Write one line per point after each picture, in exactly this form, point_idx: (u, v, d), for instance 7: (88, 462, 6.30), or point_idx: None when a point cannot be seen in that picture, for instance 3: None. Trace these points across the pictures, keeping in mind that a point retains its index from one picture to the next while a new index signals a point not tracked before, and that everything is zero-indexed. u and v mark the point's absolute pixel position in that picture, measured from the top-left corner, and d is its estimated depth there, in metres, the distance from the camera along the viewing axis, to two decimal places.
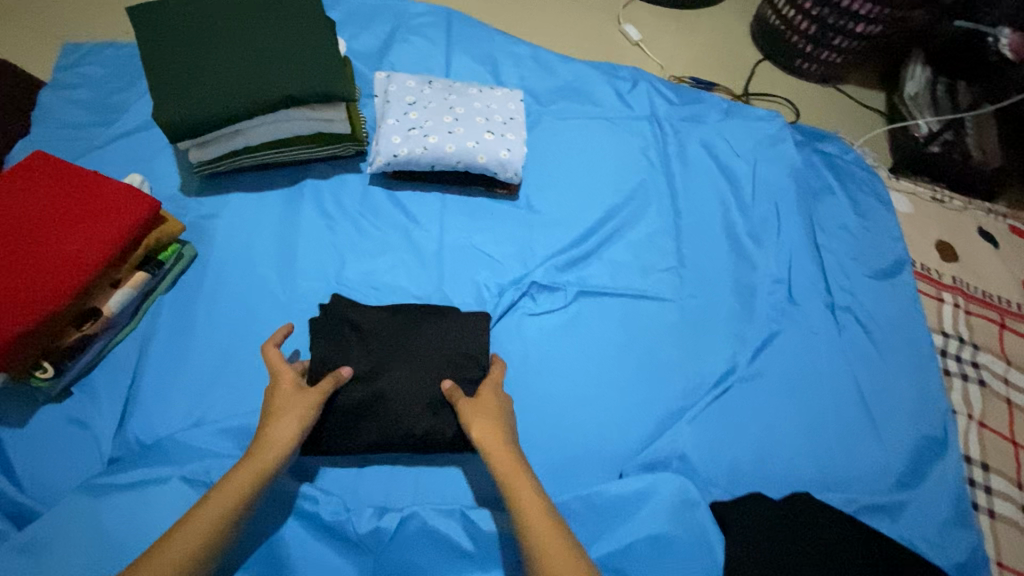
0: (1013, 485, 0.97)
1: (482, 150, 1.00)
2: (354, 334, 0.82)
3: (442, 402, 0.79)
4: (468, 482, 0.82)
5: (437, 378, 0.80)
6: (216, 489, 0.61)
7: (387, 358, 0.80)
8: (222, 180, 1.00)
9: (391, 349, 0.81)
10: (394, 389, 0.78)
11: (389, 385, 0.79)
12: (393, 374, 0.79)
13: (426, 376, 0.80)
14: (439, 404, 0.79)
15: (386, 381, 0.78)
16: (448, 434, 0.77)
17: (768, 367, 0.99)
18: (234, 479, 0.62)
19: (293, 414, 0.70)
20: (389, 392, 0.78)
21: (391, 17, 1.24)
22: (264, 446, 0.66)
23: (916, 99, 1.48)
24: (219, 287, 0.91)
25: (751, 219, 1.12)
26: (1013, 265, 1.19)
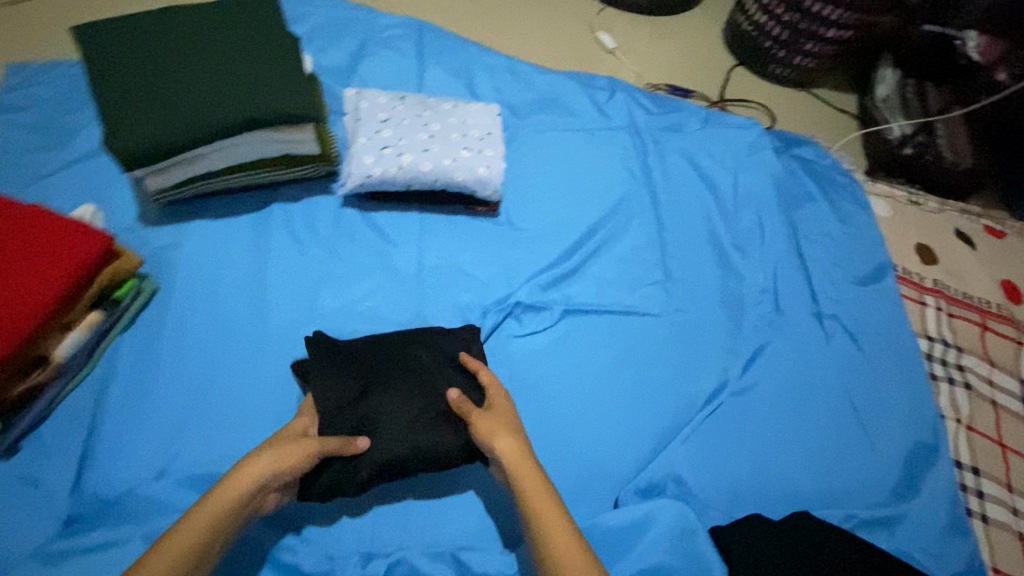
0: (1004, 488, 0.97)
1: (459, 168, 0.96)
2: (346, 353, 0.78)
3: (447, 413, 0.74)
4: (458, 519, 0.77)
5: (439, 391, 0.75)
6: (189, 514, 0.56)
7: (383, 374, 0.76)
8: (186, 208, 0.94)
9: (382, 376, 0.76)
10: (393, 407, 0.74)
11: (389, 401, 0.74)
12: (391, 391, 0.75)
13: (426, 391, 0.75)
14: (444, 415, 0.74)
15: (385, 398, 0.74)
16: (456, 445, 0.73)
17: (758, 381, 0.97)
18: (210, 504, 0.57)
19: (275, 449, 0.64)
20: (388, 409, 0.73)
21: (360, 31, 1.20)
22: (244, 474, 0.61)
23: (887, 103, 1.49)
24: (184, 324, 0.86)
25: (734, 229, 1.11)
26: (990, 265, 1.20)
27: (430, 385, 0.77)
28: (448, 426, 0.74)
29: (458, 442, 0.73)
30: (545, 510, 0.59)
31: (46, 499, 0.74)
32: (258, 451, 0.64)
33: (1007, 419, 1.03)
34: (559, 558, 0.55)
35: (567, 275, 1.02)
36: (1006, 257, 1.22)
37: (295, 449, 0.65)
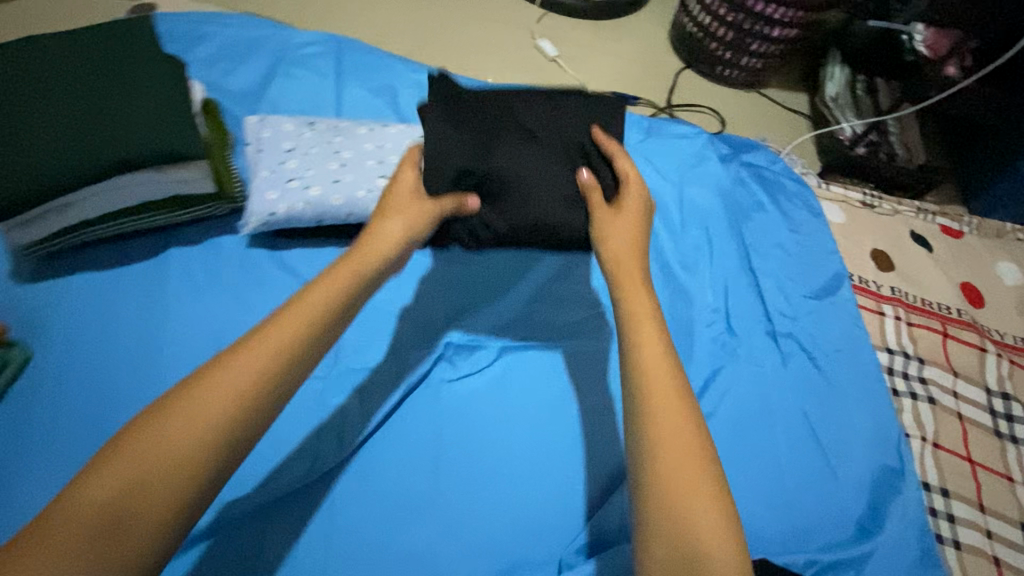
0: (975, 509, 0.91)
1: (375, 198, 0.87)
2: (461, 102, 0.79)
3: (578, 196, 0.77)
4: None
5: (566, 162, 0.77)
6: (255, 335, 0.47)
7: (501, 140, 0.77)
8: (66, 260, 0.84)
9: (510, 129, 0.78)
10: (516, 167, 0.77)
11: (511, 162, 0.77)
12: (513, 154, 0.77)
13: (554, 164, 0.77)
14: (575, 199, 0.78)
15: (506, 158, 0.77)
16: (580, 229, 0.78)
17: (713, 412, 0.90)
18: (307, 298, 0.51)
19: (358, 259, 0.57)
20: (512, 169, 0.77)
21: (270, 50, 1.10)
22: (353, 261, 0.57)
23: (838, 101, 1.45)
24: (60, 395, 0.75)
25: (681, 247, 1.05)
26: (949, 268, 1.16)
27: (574, 134, 0.79)
28: (578, 209, 0.78)
29: (581, 230, 0.79)
30: (651, 359, 0.52)
31: None
32: (323, 276, 0.54)
33: (973, 432, 0.98)
34: (672, 466, 0.46)
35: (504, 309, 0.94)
36: (964, 258, 1.18)
37: (381, 265, 0.60)
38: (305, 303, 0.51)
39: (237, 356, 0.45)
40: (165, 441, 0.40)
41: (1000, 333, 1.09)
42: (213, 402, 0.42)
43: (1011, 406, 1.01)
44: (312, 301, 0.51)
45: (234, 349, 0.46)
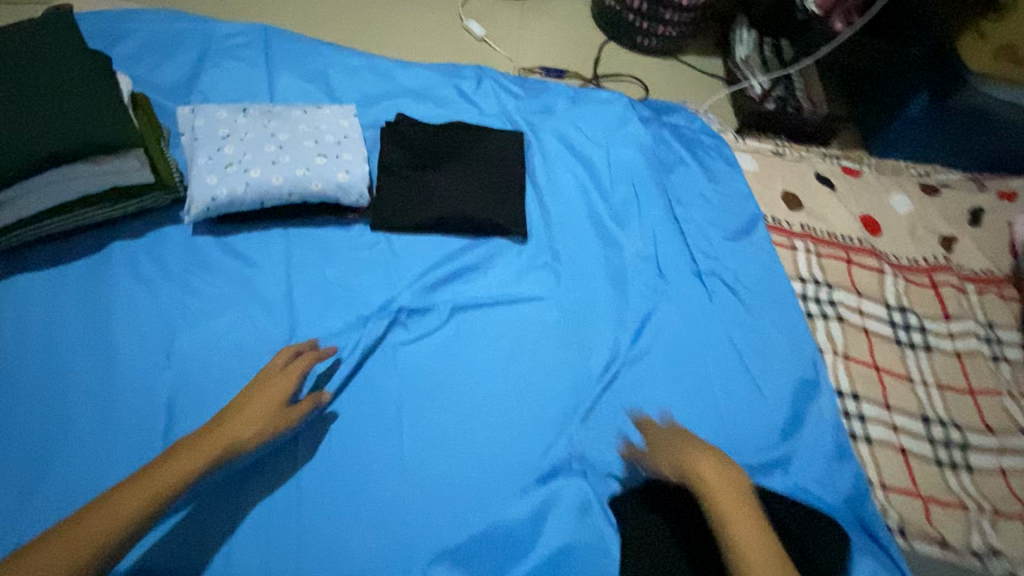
0: (883, 408, 1.03)
1: (315, 176, 0.91)
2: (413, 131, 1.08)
3: (494, 195, 1.04)
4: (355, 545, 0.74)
5: (480, 177, 1.04)
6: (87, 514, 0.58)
7: (442, 158, 1.05)
8: (5, 261, 0.84)
9: (446, 152, 1.06)
10: (446, 175, 1.03)
11: (443, 173, 1.03)
12: (446, 168, 1.04)
13: (473, 176, 1.04)
14: (488, 199, 1.03)
15: (440, 169, 1.03)
16: (494, 220, 1.02)
17: (650, 347, 0.99)
18: (144, 480, 0.62)
19: (207, 444, 0.66)
20: (442, 176, 1.02)
21: (197, 43, 1.11)
22: (203, 443, 0.66)
23: (748, 62, 1.55)
24: (18, 391, 0.76)
25: (612, 202, 1.13)
26: (850, 203, 1.29)
27: (495, 153, 1.08)
28: (493, 205, 1.03)
29: (493, 216, 1.02)
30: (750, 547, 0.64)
31: None
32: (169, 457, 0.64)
33: (878, 343, 1.11)
34: None
35: (451, 274, 0.99)
36: (863, 193, 1.31)
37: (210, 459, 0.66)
38: (157, 476, 0.62)
39: (65, 534, 0.56)
40: None
41: (896, 256, 1.23)
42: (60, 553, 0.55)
43: (908, 317, 1.15)
44: (153, 478, 0.62)
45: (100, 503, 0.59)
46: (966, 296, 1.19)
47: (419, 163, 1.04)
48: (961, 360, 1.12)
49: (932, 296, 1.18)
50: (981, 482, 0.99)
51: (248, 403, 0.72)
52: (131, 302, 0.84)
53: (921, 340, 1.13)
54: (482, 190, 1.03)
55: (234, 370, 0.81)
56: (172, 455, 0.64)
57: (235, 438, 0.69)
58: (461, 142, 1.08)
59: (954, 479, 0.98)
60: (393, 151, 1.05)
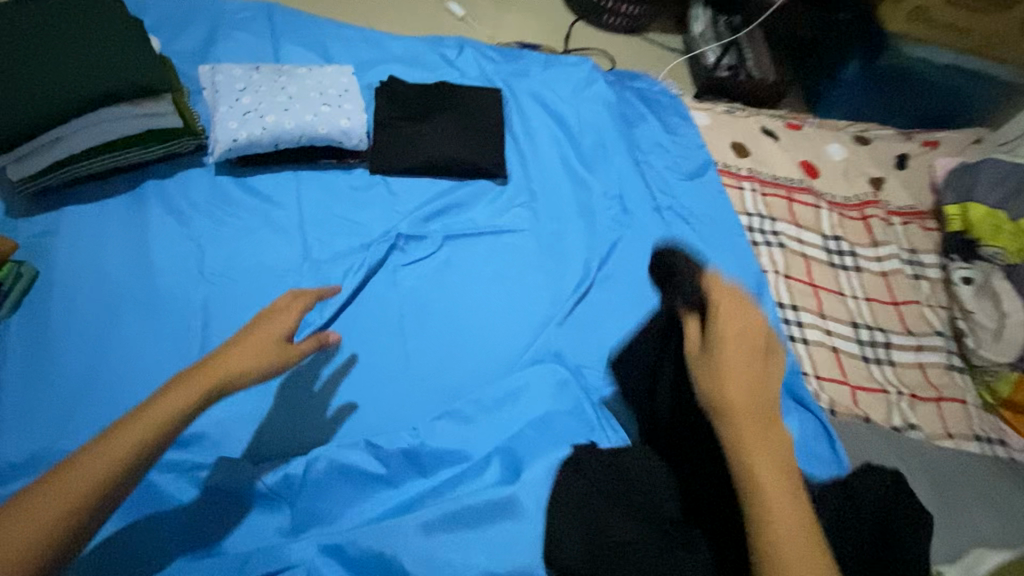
0: (818, 316, 1.20)
1: (322, 122, 1.05)
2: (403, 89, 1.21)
3: (477, 144, 1.18)
4: (364, 418, 0.85)
5: (463, 127, 1.19)
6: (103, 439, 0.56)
7: (429, 112, 1.19)
8: (53, 195, 0.96)
9: (433, 106, 1.21)
10: (436, 126, 1.17)
11: (433, 124, 1.18)
12: (433, 119, 1.18)
13: (457, 126, 1.19)
14: (472, 147, 1.17)
15: (429, 121, 1.18)
16: (482, 165, 1.16)
17: (617, 267, 1.14)
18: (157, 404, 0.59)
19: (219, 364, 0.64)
20: (433, 127, 1.17)
21: (208, 17, 1.24)
22: (213, 365, 0.64)
23: (704, 36, 1.72)
24: (72, 298, 0.87)
25: (581, 150, 1.29)
26: (792, 152, 1.46)
27: (476, 109, 1.23)
28: (477, 151, 1.17)
29: (481, 162, 1.16)
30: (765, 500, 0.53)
31: None
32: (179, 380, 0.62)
33: (815, 265, 1.28)
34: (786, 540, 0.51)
35: (442, 208, 1.13)
36: (804, 144, 1.48)
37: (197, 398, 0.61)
38: (147, 418, 0.58)
39: (93, 454, 0.55)
40: (30, 513, 0.51)
41: (832, 195, 1.40)
42: (60, 499, 0.53)
43: (840, 244, 1.32)
44: (167, 398, 0.60)
45: (93, 447, 0.56)
46: (892, 227, 1.36)
47: (411, 116, 1.18)
48: (886, 278, 1.29)
49: (862, 227, 1.35)
50: (901, 373, 1.16)
51: (240, 345, 0.66)
52: (165, 229, 0.97)
53: (852, 262, 1.29)
54: (466, 137, 1.18)
55: (259, 283, 0.96)
56: (180, 380, 0.61)
57: (242, 367, 0.65)
58: (447, 98, 1.23)
59: (878, 371, 1.15)
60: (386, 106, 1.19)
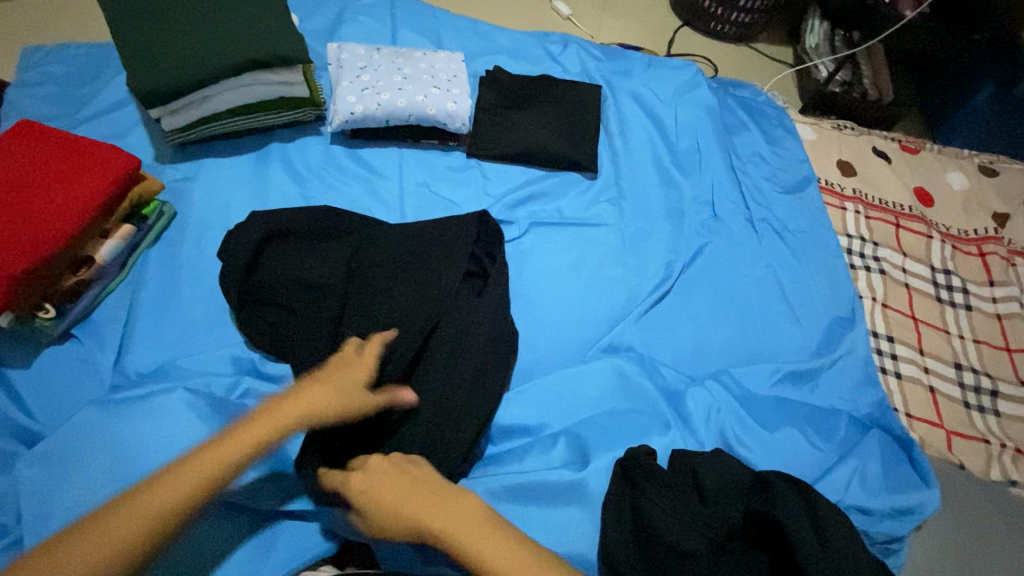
0: (915, 350, 1.11)
1: (431, 104, 1.11)
2: (499, 83, 1.24)
3: (571, 138, 1.19)
4: None
5: (560, 121, 1.20)
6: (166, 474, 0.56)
7: (527, 103, 1.22)
8: (195, 149, 1.09)
9: (533, 99, 1.23)
10: (533, 118, 1.19)
11: (527, 118, 1.19)
12: (531, 110, 1.21)
13: (555, 119, 1.20)
14: (568, 140, 1.18)
15: (526, 112, 1.20)
16: (575, 158, 1.17)
17: (701, 273, 1.11)
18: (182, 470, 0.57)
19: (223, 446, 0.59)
20: (528, 120, 1.19)
21: (338, 1, 1.35)
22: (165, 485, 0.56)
23: (818, 49, 1.60)
24: (200, 239, 0.98)
25: (676, 152, 1.26)
26: (906, 177, 1.35)
27: (575, 103, 1.23)
28: (571, 141, 1.18)
29: (569, 154, 1.17)
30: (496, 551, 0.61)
31: (95, 377, 0.84)
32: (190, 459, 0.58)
33: (918, 297, 1.18)
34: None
35: (532, 197, 1.14)
36: (919, 169, 1.37)
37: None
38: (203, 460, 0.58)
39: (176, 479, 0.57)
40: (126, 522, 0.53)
41: (947, 226, 1.29)
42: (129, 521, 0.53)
43: (951, 279, 1.21)
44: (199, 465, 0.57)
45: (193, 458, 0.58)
46: (1013, 267, 1.24)
47: (511, 107, 1.21)
48: (1000, 322, 1.17)
49: (979, 263, 1.24)
50: (1007, 426, 1.06)
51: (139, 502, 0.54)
52: (282, 188, 1.06)
53: (962, 300, 1.19)
54: (560, 129, 1.19)
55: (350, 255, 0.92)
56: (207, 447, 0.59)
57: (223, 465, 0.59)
58: (547, 89, 1.25)
59: (980, 419, 1.06)
60: (488, 94, 1.22)
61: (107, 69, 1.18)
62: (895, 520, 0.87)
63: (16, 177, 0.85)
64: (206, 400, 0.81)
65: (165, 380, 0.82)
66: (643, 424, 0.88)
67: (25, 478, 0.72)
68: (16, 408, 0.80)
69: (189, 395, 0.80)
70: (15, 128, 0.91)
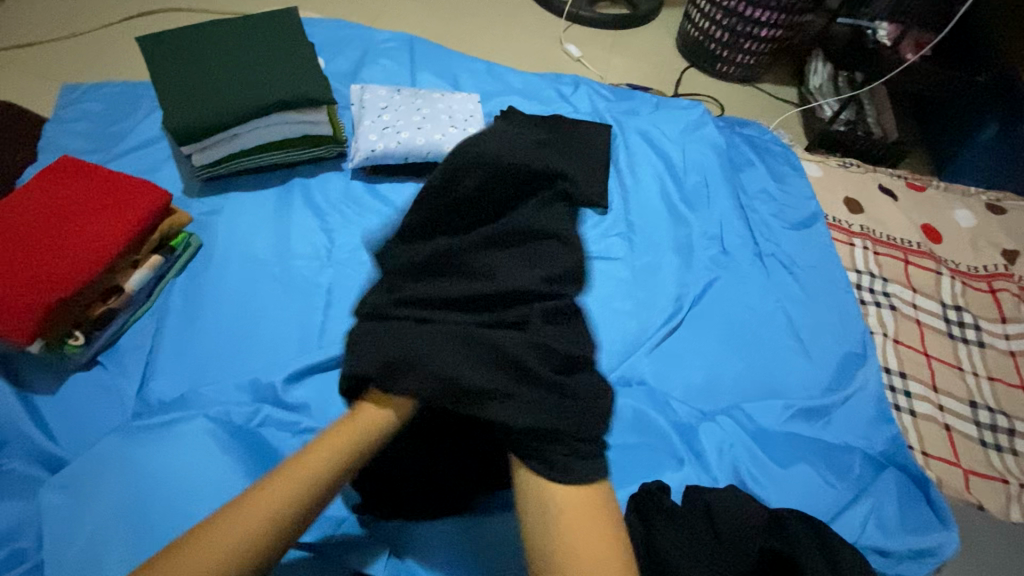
0: (929, 387, 1.11)
1: (447, 141, 1.15)
2: (511, 122, 1.28)
3: (582, 174, 1.22)
4: None
5: None
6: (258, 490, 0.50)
7: (538, 140, 1.26)
8: (221, 184, 1.14)
9: (545, 136, 1.27)
10: None
11: None
12: (542, 148, 1.25)
13: None
14: None
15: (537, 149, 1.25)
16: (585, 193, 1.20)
17: (711, 307, 1.12)
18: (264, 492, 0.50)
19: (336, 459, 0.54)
20: None
21: (360, 45, 1.42)
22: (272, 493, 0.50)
23: (821, 89, 1.65)
24: (223, 269, 1.01)
25: (684, 189, 1.29)
26: (912, 214, 1.36)
27: (586, 140, 1.27)
28: (581, 178, 1.22)
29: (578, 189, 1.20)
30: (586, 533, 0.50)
31: (118, 402, 0.87)
32: (271, 481, 0.51)
33: (930, 333, 1.18)
34: None
35: None
36: (926, 206, 1.39)
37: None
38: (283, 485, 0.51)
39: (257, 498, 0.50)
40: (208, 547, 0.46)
41: (955, 262, 1.30)
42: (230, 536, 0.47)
43: (962, 315, 1.21)
44: (289, 481, 0.51)
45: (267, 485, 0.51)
46: None
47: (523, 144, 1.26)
48: (1014, 359, 1.17)
49: (990, 300, 1.24)
50: None
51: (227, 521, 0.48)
52: (301, 221, 1.10)
53: (974, 337, 1.19)
54: (571, 165, 1.23)
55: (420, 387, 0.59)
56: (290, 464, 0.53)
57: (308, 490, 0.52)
58: (560, 127, 1.29)
59: (997, 458, 1.05)
60: None
61: (140, 108, 1.25)
62: (914, 563, 0.86)
63: (53, 210, 0.90)
64: (226, 428, 0.83)
65: (185, 408, 0.84)
66: (653, 460, 0.90)
67: (46, 505, 0.73)
68: (40, 433, 0.82)
69: (207, 423, 0.82)
70: (55, 163, 0.96)
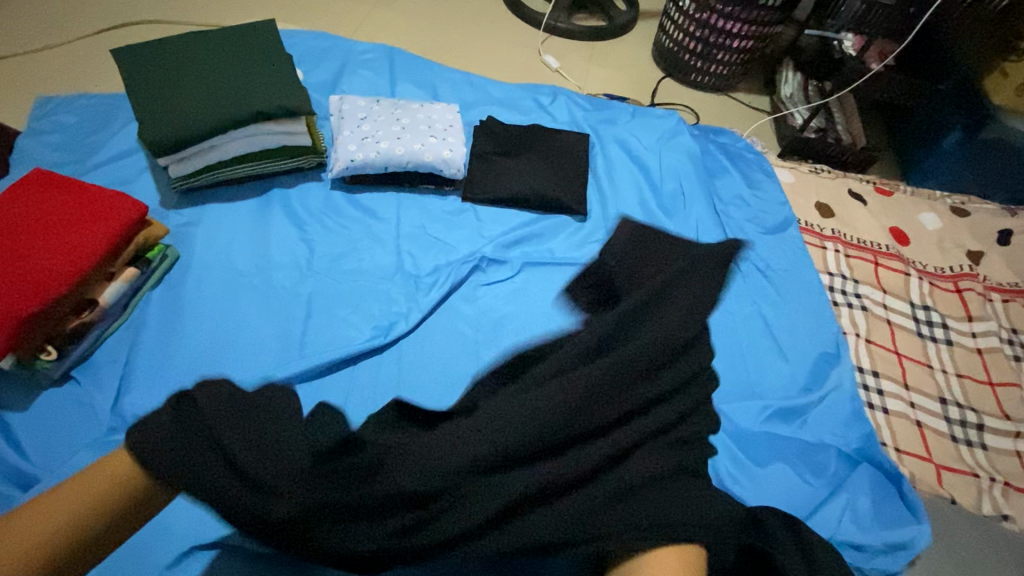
0: (900, 385, 1.14)
1: (427, 151, 1.17)
2: (490, 131, 1.30)
3: (561, 183, 1.24)
4: None
5: (549, 166, 1.25)
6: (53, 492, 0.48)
7: (518, 149, 1.28)
8: (199, 195, 1.13)
9: (524, 146, 1.29)
10: (522, 164, 1.24)
11: (517, 164, 1.25)
12: (521, 156, 1.26)
13: (543, 165, 1.25)
14: (556, 184, 1.23)
15: (516, 157, 1.26)
16: (564, 200, 1.22)
17: None
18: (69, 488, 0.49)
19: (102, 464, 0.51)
20: (519, 165, 1.24)
21: (340, 56, 1.43)
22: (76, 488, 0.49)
23: (793, 98, 1.69)
24: (202, 282, 1.01)
25: (661, 196, 1.31)
26: (881, 217, 1.41)
27: (565, 149, 1.30)
28: (560, 185, 1.23)
29: (558, 197, 1.22)
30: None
31: (91, 416, 0.85)
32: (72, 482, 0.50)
33: (900, 333, 1.21)
34: None
35: (524, 237, 1.18)
36: (894, 209, 1.43)
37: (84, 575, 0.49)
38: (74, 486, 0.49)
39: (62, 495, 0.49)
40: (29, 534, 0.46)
41: (923, 264, 1.34)
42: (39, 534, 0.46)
43: (931, 315, 1.25)
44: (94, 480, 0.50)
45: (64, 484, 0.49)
46: (990, 303, 1.29)
47: (503, 153, 1.27)
48: (981, 356, 1.21)
49: (956, 300, 1.28)
50: (995, 459, 1.08)
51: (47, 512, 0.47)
52: (280, 232, 1.10)
53: (943, 335, 1.22)
54: (549, 173, 1.24)
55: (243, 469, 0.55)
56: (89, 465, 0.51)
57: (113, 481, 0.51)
58: (539, 136, 1.31)
59: (967, 452, 1.08)
60: (480, 141, 1.28)
61: (115, 119, 1.24)
62: (889, 557, 0.88)
63: (20, 224, 0.88)
64: None
65: None
66: None
67: None
68: (11, 451, 0.80)
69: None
70: (27, 175, 0.95)
